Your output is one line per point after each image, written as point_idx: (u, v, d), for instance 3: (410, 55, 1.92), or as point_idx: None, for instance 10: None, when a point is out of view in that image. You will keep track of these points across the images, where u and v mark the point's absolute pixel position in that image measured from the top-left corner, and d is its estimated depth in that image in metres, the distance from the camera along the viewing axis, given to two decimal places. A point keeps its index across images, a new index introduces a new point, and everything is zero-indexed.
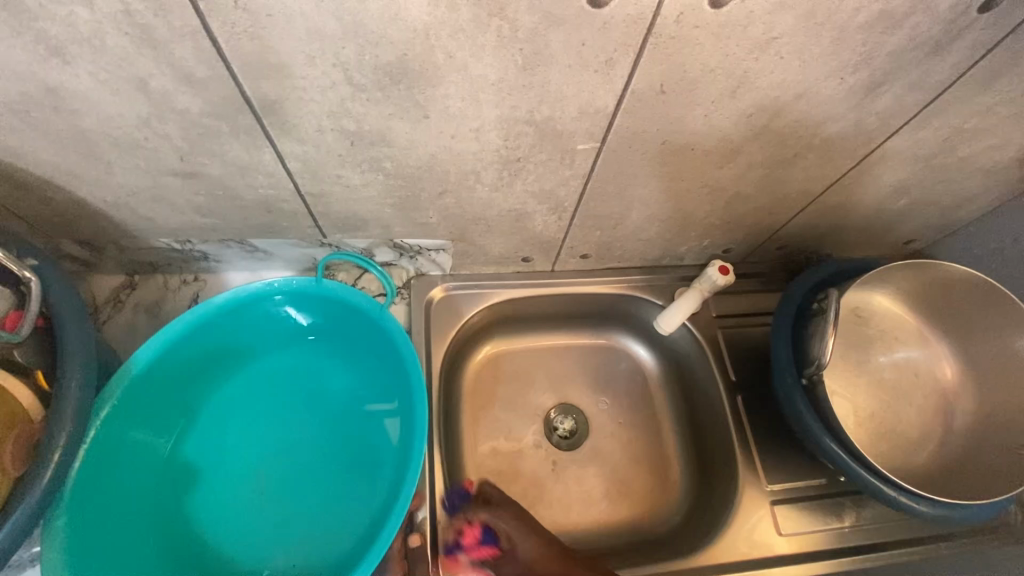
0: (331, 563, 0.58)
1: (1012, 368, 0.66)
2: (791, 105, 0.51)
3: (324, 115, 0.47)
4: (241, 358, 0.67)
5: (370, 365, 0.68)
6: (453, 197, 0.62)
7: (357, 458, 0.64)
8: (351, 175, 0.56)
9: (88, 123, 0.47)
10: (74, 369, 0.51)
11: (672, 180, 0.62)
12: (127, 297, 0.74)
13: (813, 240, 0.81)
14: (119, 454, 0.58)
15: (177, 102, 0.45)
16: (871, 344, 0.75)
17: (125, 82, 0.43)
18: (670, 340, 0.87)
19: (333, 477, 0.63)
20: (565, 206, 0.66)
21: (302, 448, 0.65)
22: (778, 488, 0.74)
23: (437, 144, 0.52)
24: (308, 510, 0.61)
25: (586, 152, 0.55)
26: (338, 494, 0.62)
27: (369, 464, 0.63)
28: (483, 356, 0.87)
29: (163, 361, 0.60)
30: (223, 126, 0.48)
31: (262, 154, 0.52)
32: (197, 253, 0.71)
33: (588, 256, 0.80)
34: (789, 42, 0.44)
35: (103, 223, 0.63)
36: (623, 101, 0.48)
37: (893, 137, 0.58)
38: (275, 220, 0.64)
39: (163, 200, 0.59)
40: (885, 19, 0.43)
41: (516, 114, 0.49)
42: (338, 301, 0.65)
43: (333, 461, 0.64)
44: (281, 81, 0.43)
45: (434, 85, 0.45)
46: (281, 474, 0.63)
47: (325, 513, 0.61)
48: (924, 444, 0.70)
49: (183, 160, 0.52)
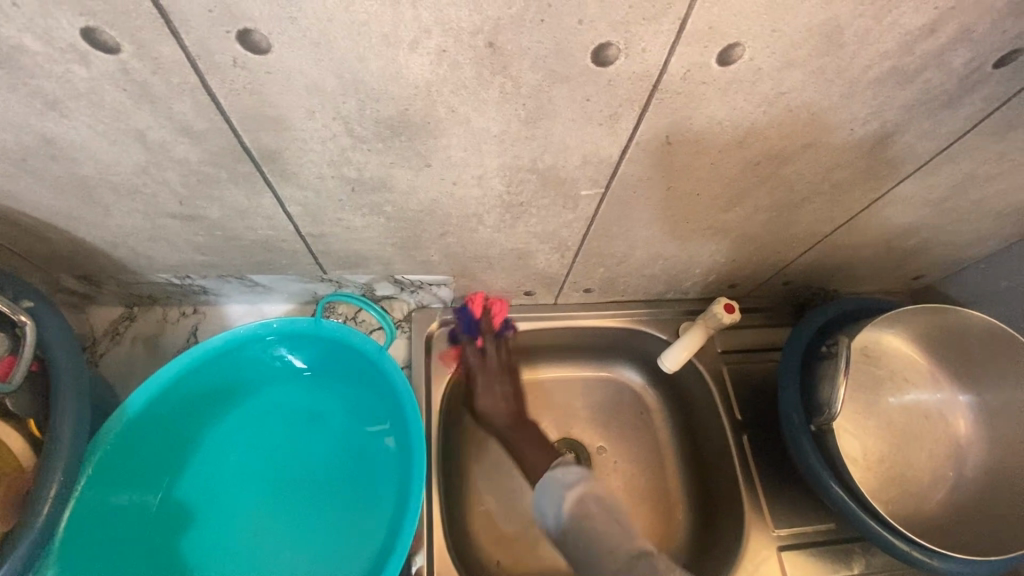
0: None
1: None
2: (799, 154, 0.50)
3: (325, 164, 0.47)
4: (236, 397, 0.66)
5: (367, 403, 0.67)
6: (455, 237, 0.61)
7: (355, 501, 0.62)
8: (351, 218, 0.56)
9: (85, 170, 0.46)
10: (66, 417, 0.50)
11: (677, 222, 0.61)
12: (125, 329, 0.73)
13: (820, 276, 0.80)
14: (109, 500, 0.56)
15: (175, 151, 0.45)
16: (881, 385, 0.73)
17: (124, 134, 0.42)
18: (674, 375, 0.85)
19: (329, 520, 0.62)
20: (568, 246, 0.65)
21: (299, 490, 0.63)
22: (785, 533, 0.72)
23: (438, 190, 0.51)
24: (306, 557, 0.60)
25: (590, 197, 0.54)
26: (335, 539, 0.60)
27: (366, 507, 0.62)
28: (484, 389, 0.86)
29: (156, 405, 0.59)
30: (222, 173, 0.47)
31: (262, 199, 0.52)
32: (196, 287, 0.70)
33: (592, 290, 0.79)
34: (798, 96, 0.43)
35: (102, 260, 0.63)
36: (628, 151, 0.47)
37: (904, 182, 0.57)
38: (275, 258, 0.64)
39: (162, 239, 0.58)
40: (897, 75, 0.42)
41: (519, 163, 0.48)
42: (334, 338, 0.64)
43: (330, 504, 0.62)
44: (281, 132, 0.43)
45: (436, 137, 0.44)
46: (278, 519, 0.62)
47: (322, 560, 0.59)
48: (935, 492, 0.68)
49: (182, 204, 0.52)
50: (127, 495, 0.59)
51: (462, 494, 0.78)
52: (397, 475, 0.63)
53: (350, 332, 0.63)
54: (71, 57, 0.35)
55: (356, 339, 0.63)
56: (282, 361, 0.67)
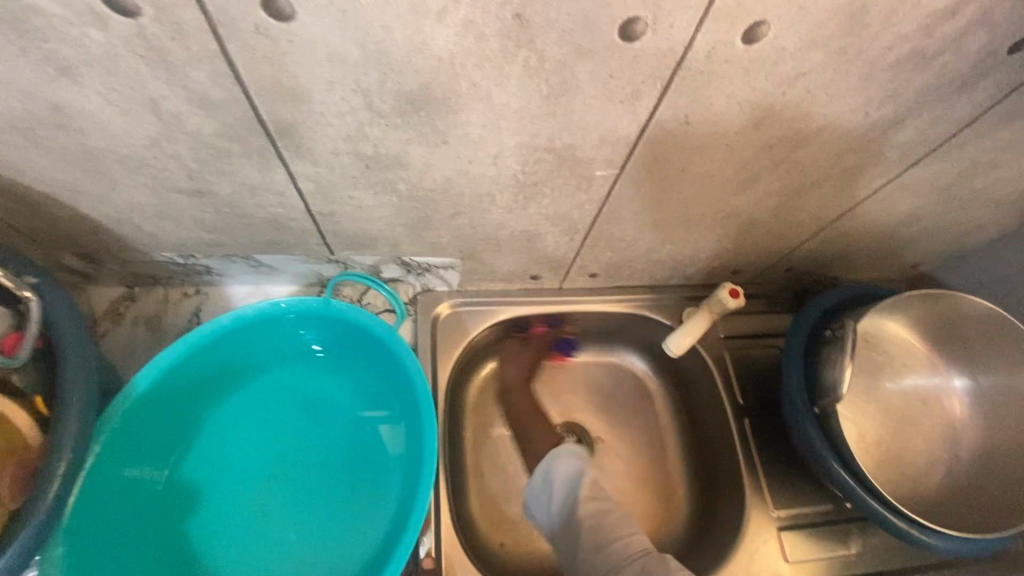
0: None
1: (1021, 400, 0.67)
2: (813, 137, 0.51)
3: (341, 139, 0.46)
4: (243, 377, 0.66)
5: (375, 384, 0.67)
6: (466, 218, 0.61)
7: (364, 482, 0.63)
8: (363, 196, 0.55)
9: (94, 141, 0.45)
10: (75, 397, 0.49)
11: (687, 205, 0.61)
12: (126, 309, 0.72)
13: (822, 263, 0.81)
14: (116, 480, 0.56)
15: (189, 123, 0.44)
16: (880, 370, 0.74)
17: (137, 103, 0.41)
18: (676, 361, 0.86)
19: (337, 500, 0.62)
20: (578, 228, 0.65)
21: (308, 470, 0.63)
22: (785, 514, 0.74)
23: (454, 168, 0.51)
24: (316, 537, 0.60)
25: (604, 178, 0.54)
26: (345, 519, 0.61)
27: (375, 487, 0.62)
28: (487, 373, 0.86)
29: (162, 384, 0.58)
30: (235, 147, 0.47)
31: (274, 175, 0.51)
32: (200, 268, 0.69)
33: (597, 275, 0.79)
34: (817, 77, 0.43)
35: (105, 237, 0.61)
36: (646, 130, 0.47)
37: (912, 168, 0.58)
38: (283, 238, 0.63)
39: (169, 216, 0.57)
40: (916, 57, 0.42)
41: (536, 142, 0.48)
42: (344, 319, 0.64)
43: (339, 484, 0.63)
44: (299, 105, 0.42)
45: (456, 112, 0.44)
46: (287, 499, 0.62)
47: (332, 539, 0.60)
48: (931, 474, 0.70)
49: (192, 178, 0.51)
50: (135, 474, 0.58)
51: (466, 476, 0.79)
52: (406, 456, 0.63)
53: (360, 313, 0.62)
54: (87, 20, 0.34)
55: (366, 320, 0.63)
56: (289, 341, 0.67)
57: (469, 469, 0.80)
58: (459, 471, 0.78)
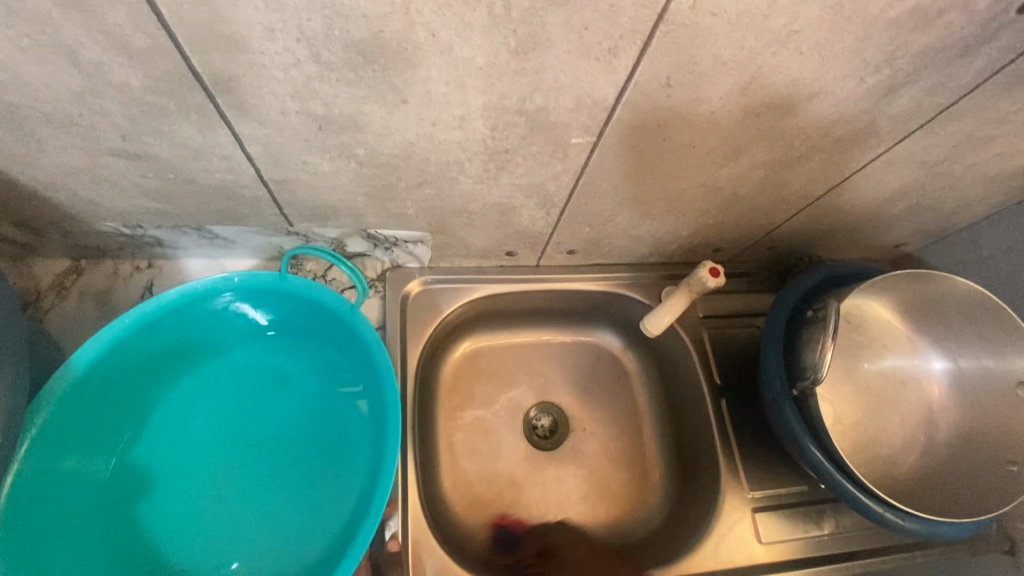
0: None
1: (999, 382, 0.66)
2: (803, 105, 0.47)
3: (289, 97, 0.42)
4: (196, 357, 0.62)
5: (339, 363, 0.64)
6: (434, 188, 0.57)
7: (327, 464, 0.60)
8: (320, 161, 0.51)
9: (7, 94, 0.40)
10: (1, 378, 0.45)
11: (669, 178, 0.58)
12: (71, 283, 0.67)
13: (805, 242, 0.79)
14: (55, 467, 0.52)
15: (114, 75, 0.39)
16: (860, 351, 0.73)
17: (49, 49, 0.36)
18: (655, 341, 0.84)
19: (298, 484, 0.59)
20: (554, 201, 0.61)
21: (266, 453, 0.60)
22: (760, 495, 0.73)
23: (417, 132, 0.47)
24: (275, 522, 0.57)
25: (581, 146, 0.51)
26: (306, 503, 0.58)
27: (339, 470, 0.59)
28: (461, 352, 0.84)
29: (105, 362, 0.54)
30: (171, 104, 0.42)
31: (218, 136, 0.46)
32: (150, 239, 0.65)
33: (575, 251, 0.76)
34: (811, 37, 0.40)
35: (39, 205, 0.56)
36: (625, 93, 0.44)
37: (903, 141, 0.55)
38: (236, 207, 0.58)
39: (107, 182, 0.53)
40: (917, 16, 0.39)
41: (506, 103, 0.44)
42: (304, 295, 0.60)
43: (300, 468, 0.60)
44: (236, 55, 0.37)
45: (415, 67, 0.39)
46: (245, 484, 0.59)
47: (292, 524, 0.57)
48: (907, 455, 0.70)
49: (126, 139, 0.46)
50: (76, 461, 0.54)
51: (437, 458, 0.77)
52: (370, 438, 0.60)
53: (319, 288, 0.59)
54: None
55: (327, 296, 0.59)
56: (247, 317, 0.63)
57: (441, 450, 0.78)
58: (430, 452, 0.76)
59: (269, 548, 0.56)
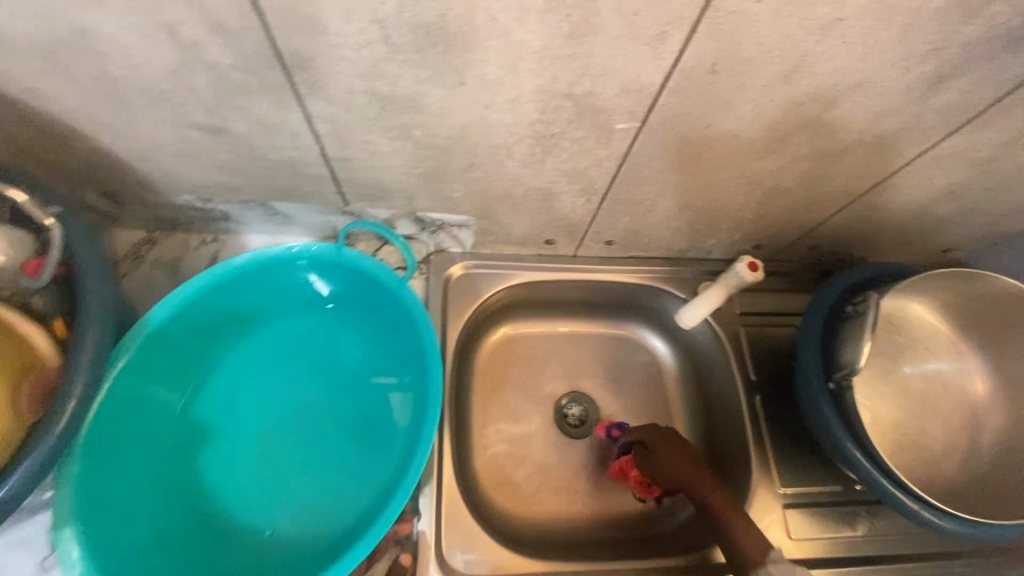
0: (334, 532, 0.58)
1: None
2: (847, 95, 0.48)
3: (357, 77, 0.46)
4: (256, 322, 0.67)
5: (385, 339, 0.68)
6: (481, 171, 0.60)
7: (369, 430, 0.63)
8: (379, 141, 0.55)
9: (115, 69, 0.46)
10: (92, 324, 0.50)
11: (710, 168, 0.59)
12: (146, 252, 0.74)
13: (848, 242, 0.78)
14: (129, 411, 0.57)
15: (207, 53, 0.44)
16: (901, 353, 0.72)
17: (155, 28, 0.41)
18: (689, 335, 0.85)
19: (341, 446, 0.63)
20: (595, 188, 0.63)
21: (314, 416, 0.64)
22: (791, 492, 0.73)
23: (470, 114, 0.50)
24: (317, 484, 0.61)
25: (625, 133, 0.53)
26: (348, 464, 0.62)
27: (380, 436, 0.63)
28: (497, 337, 0.86)
29: (179, 318, 0.59)
30: (253, 81, 0.47)
31: (290, 113, 0.51)
32: (218, 213, 0.70)
33: (613, 242, 0.78)
34: (856, 25, 0.41)
35: (127, 176, 0.62)
36: (670, 79, 0.46)
37: (951, 137, 0.55)
38: (298, 184, 0.63)
39: (189, 155, 0.58)
40: (964, 6, 0.40)
41: (555, 87, 0.47)
42: (358, 271, 0.65)
43: (343, 432, 0.64)
44: (315, 36, 0.41)
45: (473, 49, 0.43)
46: (293, 442, 0.63)
47: (333, 487, 0.61)
48: (948, 461, 0.68)
49: (210, 115, 0.51)
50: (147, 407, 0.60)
51: (470, 436, 0.80)
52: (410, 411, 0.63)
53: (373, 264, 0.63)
54: None
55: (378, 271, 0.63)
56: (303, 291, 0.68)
57: (475, 429, 0.80)
58: (464, 430, 0.79)
59: (309, 507, 0.60)
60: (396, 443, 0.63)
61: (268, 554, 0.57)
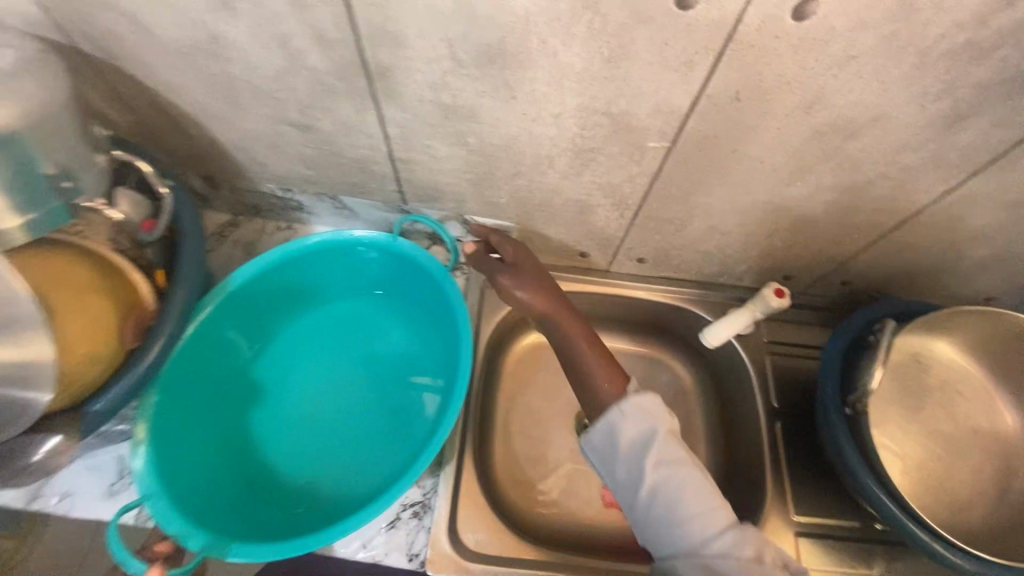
0: (358, 494, 0.64)
1: None
2: (866, 128, 0.52)
3: (426, 87, 0.54)
4: (315, 300, 0.77)
5: (424, 328, 0.75)
6: (525, 179, 0.67)
7: (399, 407, 0.71)
8: (438, 145, 0.63)
9: (235, 70, 0.56)
10: (188, 272, 0.59)
11: (737, 191, 0.64)
12: (230, 233, 0.85)
13: (880, 281, 0.79)
14: (201, 357, 0.65)
15: (308, 60, 0.53)
16: (929, 394, 0.72)
17: (272, 38, 0.51)
18: (714, 359, 0.87)
19: (374, 418, 0.70)
20: (629, 203, 0.69)
21: (352, 389, 0.72)
22: (805, 520, 0.72)
23: (519, 125, 0.58)
24: (352, 449, 0.68)
25: (657, 151, 0.59)
26: (376, 435, 0.69)
27: (407, 414, 0.70)
28: (526, 343, 0.92)
29: (254, 287, 0.69)
30: (341, 86, 0.56)
31: (367, 116, 0.60)
32: (294, 203, 0.81)
33: (645, 260, 0.82)
34: (869, 62, 0.45)
35: (225, 163, 0.73)
36: (697, 103, 0.51)
37: (976, 176, 0.57)
38: (365, 180, 0.72)
39: (278, 148, 0.68)
40: (971, 49, 0.44)
41: (595, 105, 0.53)
42: (408, 264, 0.73)
43: (377, 406, 0.71)
44: (396, 50, 0.50)
45: (525, 68, 0.50)
46: (332, 410, 0.71)
47: (365, 453, 0.67)
48: (974, 507, 0.67)
49: (302, 113, 0.61)
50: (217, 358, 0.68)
51: (493, 431, 0.84)
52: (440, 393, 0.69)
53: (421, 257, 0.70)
54: None
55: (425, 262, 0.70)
56: (360, 281, 0.77)
57: (498, 425, 0.85)
58: (488, 425, 0.84)
59: (343, 469, 0.67)
60: (424, 421, 0.69)
61: (299, 505, 0.64)
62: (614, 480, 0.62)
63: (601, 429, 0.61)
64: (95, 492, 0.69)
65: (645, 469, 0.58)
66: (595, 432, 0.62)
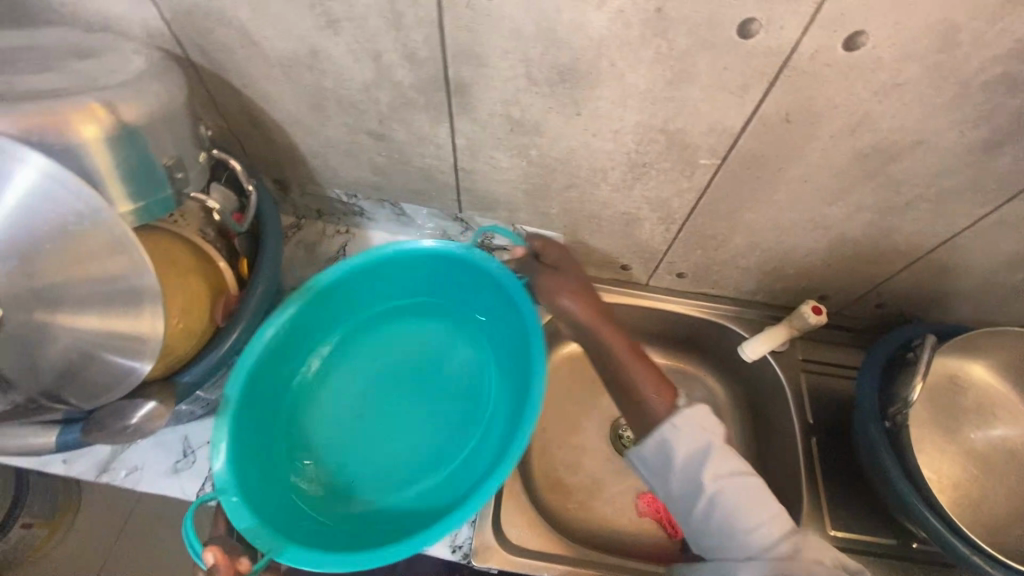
0: (405, 516, 0.66)
1: None
2: (907, 151, 0.56)
3: (499, 102, 0.60)
4: (402, 309, 0.81)
5: (503, 355, 0.76)
6: (578, 192, 0.72)
7: (464, 432, 0.72)
8: (501, 157, 0.68)
9: (327, 82, 0.62)
10: (269, 262, 0.66)
11: (780, 209, 0.68)
12: (292, 234, 0.91)
13: (916, 305, 0.81)
14: (286, 353, 0.71)
15: (396, 75, 0.59)
16: (966, 416, 0.73)
17: (366, 54, 0.57)
18: (748, 375, 0.89)
19: (437, 440, 0.71)
20: (674, 217, 0.73)
21: (421, 405, 0.74)
22: (841, 535, 0.73)
23: (579, 140, 0.63)
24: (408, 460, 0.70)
25: (707, 168, 0.63)
26: (436, 456, 0.70)
27: (469, 441, 0.71)
28: (563, 352, 0.95)
29: (339, 288, 0.74)
30: (421, 99, 0.62)
31: (440, 127, 0.65)
32: (356, 208, 0.86)
33: (684, 275, 0.86)
34: (912, 90, 0.50)
35: (299, 168, 0.80)
36: (749, 124, 0.56)
37: (1014, 201, 0.60)
38: (427, 188, 0.78)
39: (352, 155, 0.74)
40: (1010, 80, 0.48)
41: (653, 123, 0.58)
42: (483, 287, 0.74)
43: (442, 425, 0.73)
44: (477, 68, 0.56)
45: (593, 87, 0.55)
46: (398, 426, 0.73)
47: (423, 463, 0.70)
48: (1013, 529, 0.67)
49: (380, 123, 0.67)
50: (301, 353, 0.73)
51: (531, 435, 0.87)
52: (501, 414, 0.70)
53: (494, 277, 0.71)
54: None
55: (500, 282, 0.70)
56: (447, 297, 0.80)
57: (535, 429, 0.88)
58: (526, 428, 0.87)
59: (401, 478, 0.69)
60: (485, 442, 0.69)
61: (348, 517, 0.66)
62: (669, 495, 0.60)
63: (653, 441, 0.60)
64: (161, 465, 0.74)
65: (703, 479, 0.57)
66: (646, 446, 0.61)
